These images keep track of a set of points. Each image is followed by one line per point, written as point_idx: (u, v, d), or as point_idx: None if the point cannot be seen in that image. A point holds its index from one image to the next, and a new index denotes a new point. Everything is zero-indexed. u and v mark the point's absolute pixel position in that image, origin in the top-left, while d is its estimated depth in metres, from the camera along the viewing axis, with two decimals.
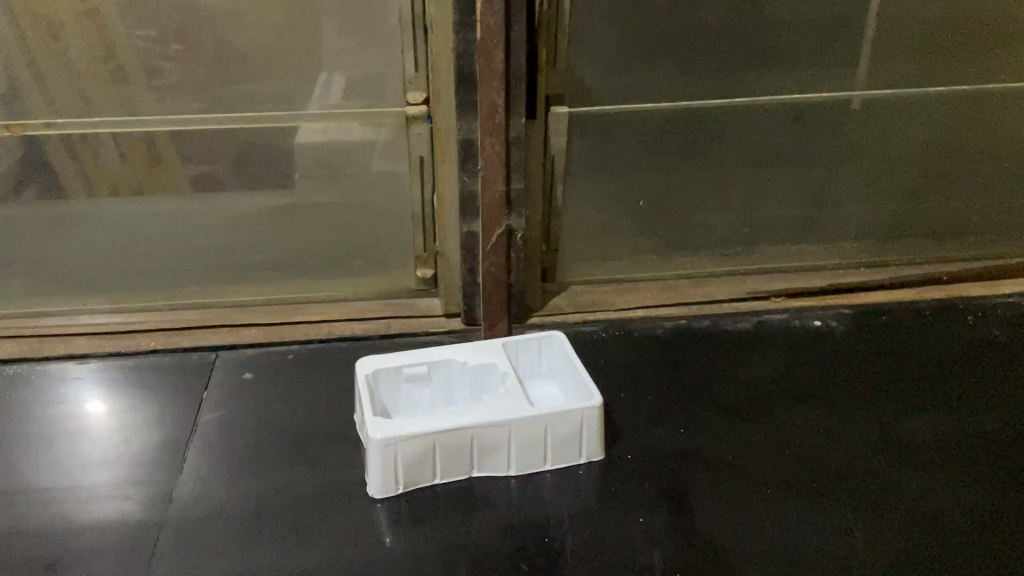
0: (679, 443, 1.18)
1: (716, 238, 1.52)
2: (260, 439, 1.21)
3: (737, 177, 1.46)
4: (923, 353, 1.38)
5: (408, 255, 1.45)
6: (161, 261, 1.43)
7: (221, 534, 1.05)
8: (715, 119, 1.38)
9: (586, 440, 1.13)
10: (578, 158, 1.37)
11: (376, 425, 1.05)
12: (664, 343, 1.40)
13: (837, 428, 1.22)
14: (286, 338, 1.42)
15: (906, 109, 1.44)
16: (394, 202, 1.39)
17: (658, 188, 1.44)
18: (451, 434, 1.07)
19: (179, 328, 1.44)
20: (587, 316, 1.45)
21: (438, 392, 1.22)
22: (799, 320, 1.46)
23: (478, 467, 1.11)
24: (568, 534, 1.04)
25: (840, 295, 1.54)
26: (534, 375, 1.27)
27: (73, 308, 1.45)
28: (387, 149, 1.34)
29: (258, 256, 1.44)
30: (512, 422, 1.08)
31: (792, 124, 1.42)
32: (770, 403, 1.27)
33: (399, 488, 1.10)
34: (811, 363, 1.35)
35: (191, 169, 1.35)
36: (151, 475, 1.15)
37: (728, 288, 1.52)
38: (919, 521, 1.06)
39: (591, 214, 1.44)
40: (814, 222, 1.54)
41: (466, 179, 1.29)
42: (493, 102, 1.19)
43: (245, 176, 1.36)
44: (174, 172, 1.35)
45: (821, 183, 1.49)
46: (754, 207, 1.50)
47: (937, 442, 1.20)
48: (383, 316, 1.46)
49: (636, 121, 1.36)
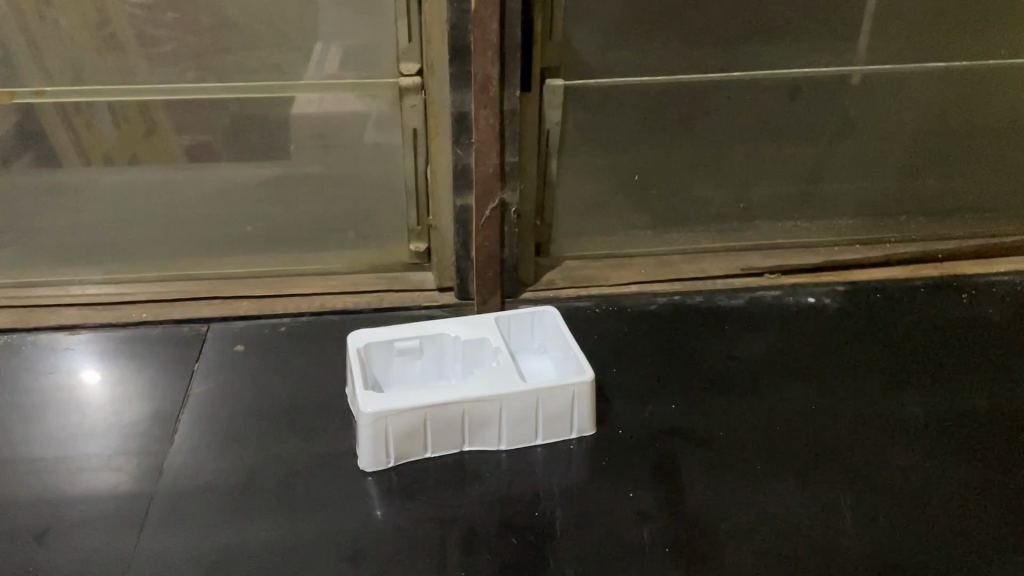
0: (672, 419, 1.18)
1: (710, 214, 1.52)
2: (252, 412, 1.20)
3: (733, 153, 1.45)
4: (917, 331, 1.39)
5: (402, 228, 1.43)
6: (154, 232, 1.42)
7: (210, 506, 1.05)
8: (713, 94, 1.37)
9: (577, 415, 1.13)
10: (574, 131, 1.36)
11: (367, 398, 1.05)
12: (658, 319, 1.39)
13: (830, 406, 1.22)
14: (279, 310, 1.41)
15: (905, 86, 1.43)
16: (388, 174, 1.38)
17: (654, 162, 1.43)
18: (443, 408, 1.07)
19: (171, 298, 1.43)
20: (581, 291, 1.45)
21: (430, 366, 1.21)
22: (793, 297, 1.46)
23: (470, 441, 1.12)
24: (557, 508, 1.05)
25: (835, 271, 1.53)
26: (528, 351, 1.26)
27: (65, 277, 1.43)
28: (382, 119, 1.32)
29: (252, 228, 1.43)
30: (505, 397, 1.08)
31: (789, 99, 1.40)
32: (764, 380, 1.27)
33: (390, 461, 1.09)
34: (805, 340, 1.35)
35: (182, 141, 1.34)
36: (141, 447, 1.15)
37: (722, 264, 1.51)
38: (906, 496, 1.07)
39: (587, 188, 1.43)
40: (809, 198, 1.53)
41: (459, 151, 1.27)
42: (487, 74, 1.18)
43: (239, 147, 1.35)
44: (169, 142, 1.34)
45: (817, 159, 1.49)
46: (750, 183, 1.49)
47: (928, 419, 1.20)
48: (377, 289, 1.45)
49: (633, 95, 1.34)
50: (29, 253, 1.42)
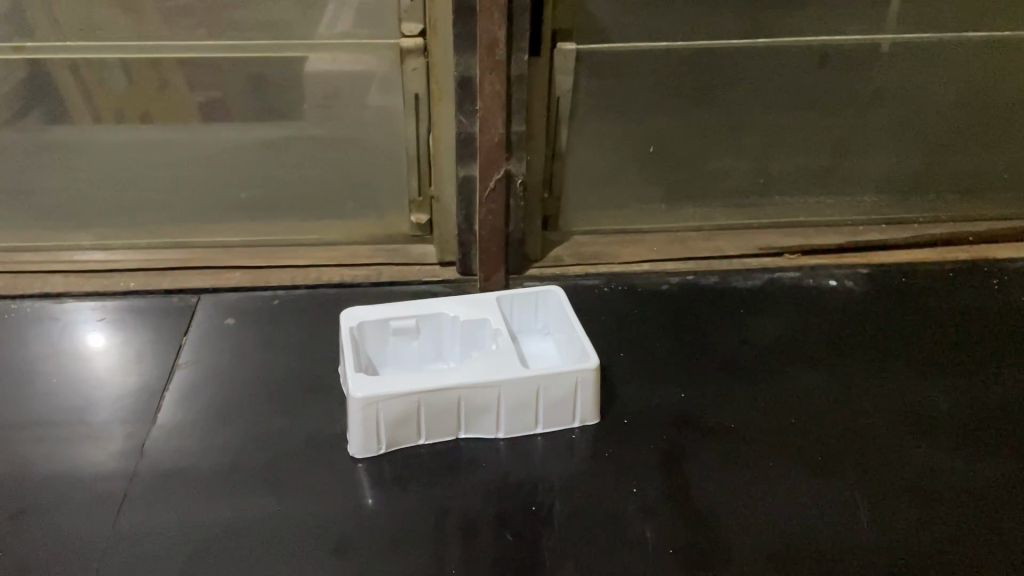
0: (681, 408, 1.12)
1: (729, 188, 1.44)
2: (238, 392, 1.15)
3: (755, 123, 1.36)
4: (943, 317, 1.31)
5: (403, 198, 1.36)
6: (147, 197, 1.35)
7: (191, 490, 1.00)
8: (735, 60, 1.28)
9: (581, 404, 1.05)
10: (586, 98, 1.28)
11: (356, 382, 0.98)
12: (670, 300, 1.32)
13: (848, 398, 1.15)
14: (272, 282, 1.34)
15: (939, 56, 1.33)
16: (389, 140, 1.30)
17: (669, 133, 1.35)
18: (438, 394, 1.00)
19: (161, 268, 1.36)
20: (589, 269, 1.37)
21: (427, 347, 1.13)
22: (813, 279, 1.38)
23: (466, 428, 1.05)
24: (557, 501, 0.99)
25: (859, 253, 1.45)
26: (530, 332, 1.18)
27: (58, 245, 1.38)
28: (384, 81, 1.24)
29: (245, 196, 1.36)
30: (504, 382, 1.01)
31: (816, 68, 1.31)
32: (780, 368, 1.19)
33: (380, 448, 1.03)
34: (822, 325, 1.28)
35: (168, 96, 1.26)
36: (123, 424, 1.10)
37: (739, 242, 1.43)
38: (922, 492, 1.01)
39: (598, 158, 1.35)
40: (833, 173, 1.45)
41: (462, 119, 1.19)
42: (493, 37, 1.10)
43: (245, 107, 1.27)
44: (182, 98, 1.26)
45: (843, 131, 1.40)
46: (771, 155, 1.41)
47: (948, 410, 1.14)
48: (375, 263, 1.38)
49: (648, 61, 1.26)
50: (14, 219, 1.36)
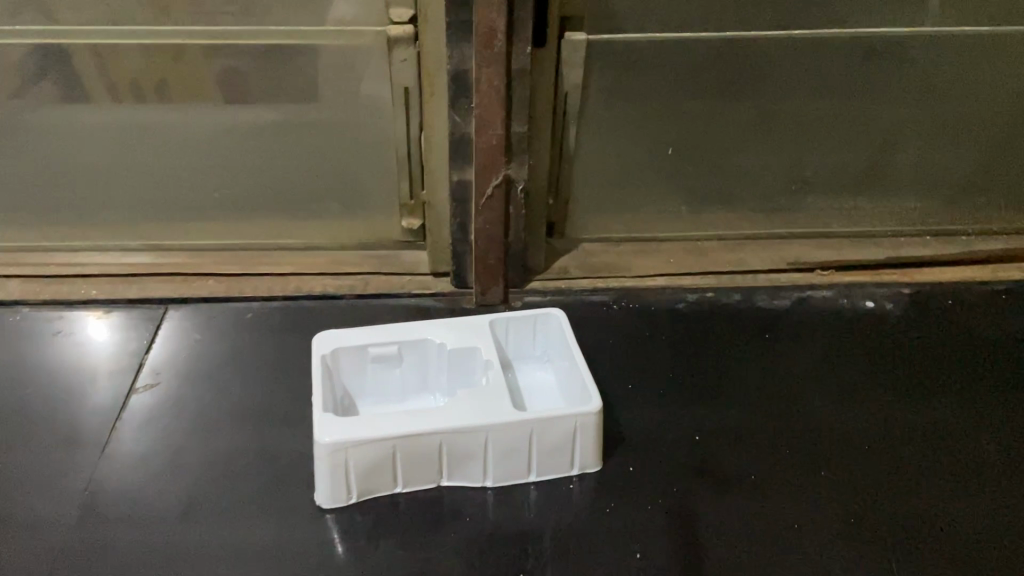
0: (695, 453, 0.99)
1: (757, 193, 1.29)
2: (200, 422, 1.03)
3: (789, 124, 1.21)
4: (994, 346, 1.16)
5: (393, 201, 1.24)
6: (110, 196, 1.23)
7: (135, 540, 0.89)
8: (768, 54, 1.13)
9: (580, 450, 0.93)
10: (598, 93, 1.14)
11: (323, 425, 0.86)
12: (686, 320, 1.18)
13: (885, 444, 1.01)
14: (248, 292, 1.22)
15: (1002, 52, 1.17)
16: (376, 138, 1.17)
17: (691, 134, 1.20)
18: (417, 439, 0.88)
19: (126, 274, 1.25)
20: (598, 283, 1.24)
21: (411, 376, 1.01)
22: (848, 299, 1.24)
23: (449, 475, 0.93)
24: (549, 566, 0.86)
25: (900, 269, 1.30)
26: (528, 360, 1.06)
27: (20, 245, 1.27)
28: (371, 72, 1.10)
29: (219, 194, 1.23)
30: (492, 427, 0.89)
31: (860, 64, 1.16)
32: (810, 409, 1.05)
33: (351, 498, 0.91)
34: (857, 354, 1.14)
35: (124, 86, 1.12)
36: (67, 460, 0.99)
37: (766, 255, 1.30)
38: (970, 564, 0.88)
39: (610, 159, 1.21)
40: (874, 179, 1.29)
41: (456, 117, 1.05)
42: (491, 26, 0.96)
43: (210, 92, 1.13)
44: (199, 68, 1.11)
45: (888, 134, 1.24)
46: (805, 158, 1.26)
47: (1000, 459, 1.00)
48: (362, 271, 1.26)
49: (669, 54, 1.11)
50: None
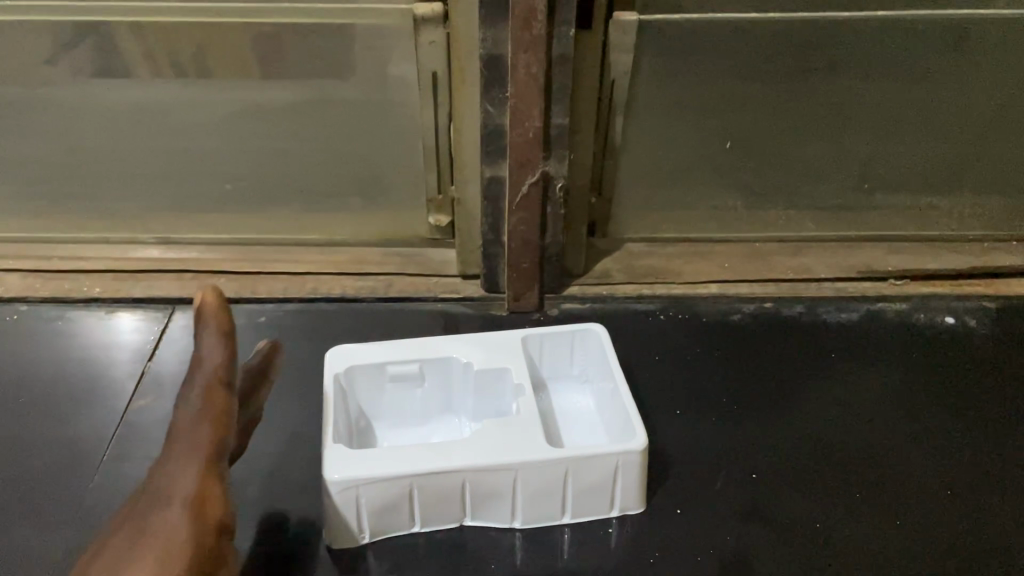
0: (751, 495, 0.87)
1: (823, 193, 1.16)
2: None
3: (863, 118, 1.07)
4: None
5: (420, 196, 1.13)
6: (116, 186, 1.14)
7: None
8: (844, 38, 0.99)
9: (621, 490, 0.83)
10: (648, 81, 1.02)
11: (332, 459, 0.77)
12: (741, 335, 1.07)
13: (971, 491, 0.88)
14: (261, 293, 1.13)
15: None
16: (402, 128, 1.06)
17: (752, 128, 1.07)
18: (437, 476, 0.79)
19: (132, 271, 1.16)
20: (644, 290, 1.14)
21: (435, 398, 0.92)
22: (924, 315, 1.11)
23: (473, 514, 0.83)
24: None
25: (981, 280, 1.17)
26: (565, 379, 0.96)
27: (22, 238, 1.19)
28: (396, 57, 1.00)
29: (232, 186, 1.14)
30: (522, 466, 0.79)
31: (949, 52, 1.01)
32: (881, 445, 0.93)
33: (363, 538, 0.82)
34: (935, 381, 1.01)
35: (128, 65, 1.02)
36: (55, 478, 0.90)
37: (831, 261, 1.18)
38: None
39: (659, 154, 1.10)
40: (958, 179, 1.15)
41: (489, 108, 0.94)
42: (530, 6, 0.84)
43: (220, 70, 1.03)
44: (220, 38, 1.00)
45: (977, 129, 1.09)
46: (880, 156, 1.12)
47: None
48: (386, 271, 1.16)
49: (730, 39, 0.98)
50: None
